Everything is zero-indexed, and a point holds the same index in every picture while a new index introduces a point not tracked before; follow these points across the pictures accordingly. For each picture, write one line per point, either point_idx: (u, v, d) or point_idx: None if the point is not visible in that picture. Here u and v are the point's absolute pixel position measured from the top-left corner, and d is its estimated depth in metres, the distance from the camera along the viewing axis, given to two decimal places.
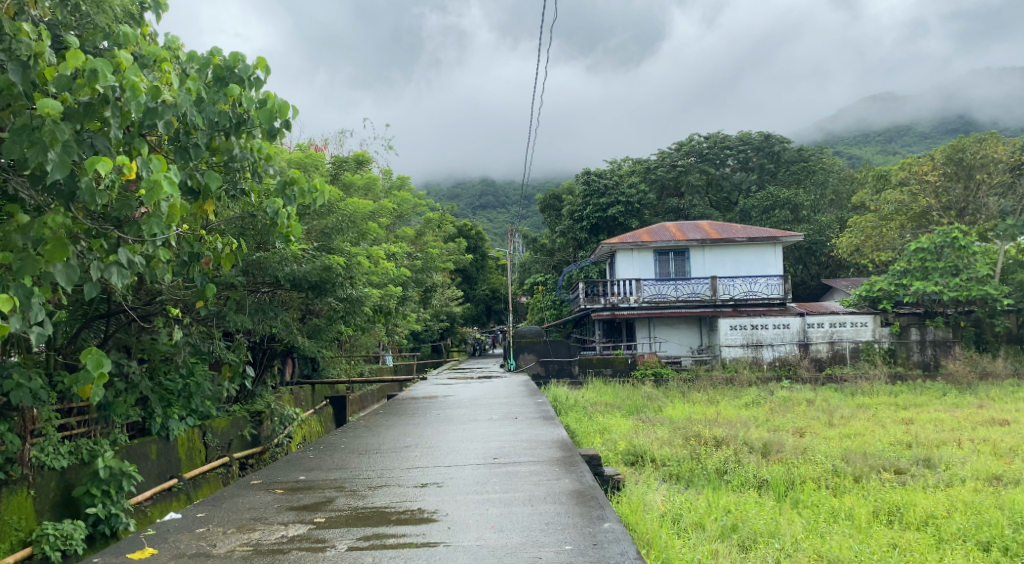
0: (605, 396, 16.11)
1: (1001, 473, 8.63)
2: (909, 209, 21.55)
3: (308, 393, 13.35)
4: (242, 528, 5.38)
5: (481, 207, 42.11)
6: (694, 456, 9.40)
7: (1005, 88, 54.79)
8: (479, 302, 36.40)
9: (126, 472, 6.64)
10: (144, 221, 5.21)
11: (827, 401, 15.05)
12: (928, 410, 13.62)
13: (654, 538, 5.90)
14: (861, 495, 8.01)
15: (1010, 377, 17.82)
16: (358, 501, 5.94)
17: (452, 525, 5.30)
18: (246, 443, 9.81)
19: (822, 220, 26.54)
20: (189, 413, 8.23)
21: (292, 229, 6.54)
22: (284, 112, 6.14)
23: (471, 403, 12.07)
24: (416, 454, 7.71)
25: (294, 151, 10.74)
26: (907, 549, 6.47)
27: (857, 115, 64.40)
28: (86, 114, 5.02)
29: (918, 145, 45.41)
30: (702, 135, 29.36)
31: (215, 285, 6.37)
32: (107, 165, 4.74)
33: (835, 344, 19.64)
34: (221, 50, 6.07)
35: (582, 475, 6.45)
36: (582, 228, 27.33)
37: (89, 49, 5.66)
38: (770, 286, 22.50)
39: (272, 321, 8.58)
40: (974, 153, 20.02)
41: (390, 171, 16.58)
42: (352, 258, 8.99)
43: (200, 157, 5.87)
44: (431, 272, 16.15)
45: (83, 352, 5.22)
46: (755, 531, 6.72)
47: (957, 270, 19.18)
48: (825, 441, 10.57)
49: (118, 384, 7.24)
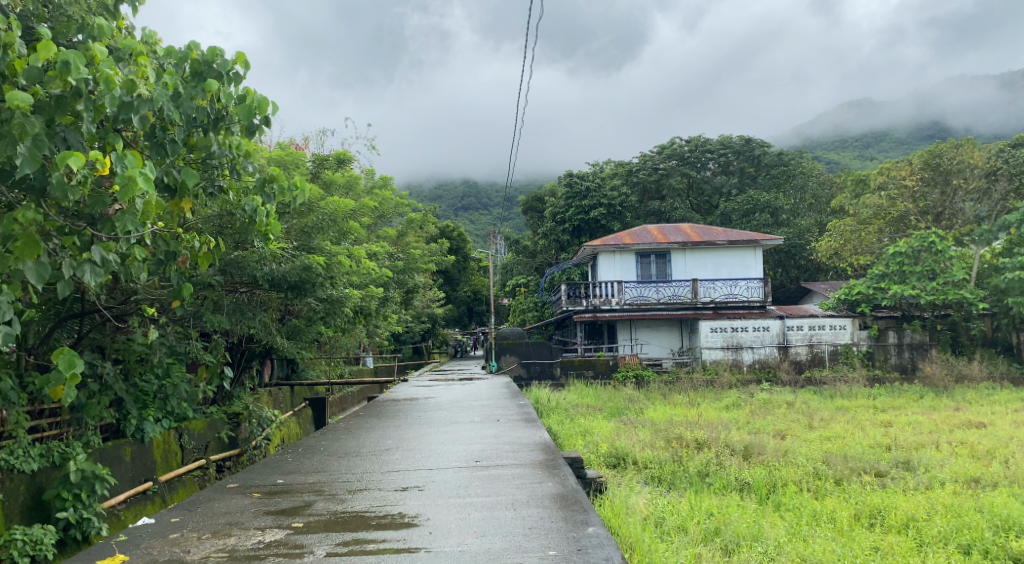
0: (587, 397, 16.09)
1: (979, 476, 8.65)
2: (887, 213, 21.58)
3: (287, 394, 13.20)
4: (218, 533, 5.27)
5: (463, 209, 42.06)
6: (675, 458, 9.36)
7: (978, 96, 55.52)
8: (461, 304, 36.32)
9: (99, 475, 6.55)
10: (118, 218, 5.09)
11: (807, 403, 15.11)
12: (906, 413, 13.70)
13: (637, 541, 5.82)
14: (842, 497, 8.00)
15: (987, 380, 17.91)
16: (337, 505, 5.83)
17: (433, 530, 5.20)
18: (223, 445, 9.66)
19: (801, 223, 26.71)
20: (165, 415, 8.08)
21: (270, 228, 6.42)
22: (263, 109, 6.01)
23: (453, 404, 12.02)
24: (397, 457, 7.59)
25: (274, 149, 10.58)
26: (889, 552, 6.45)
27: (834, 120, 64.97)
28: (58, 107, 4.88)
29: (894, 151, 45.91)
30: (683, 138, 29.36)
31: (192, 285, 6.24)
32: (79, 160, 4.62)
33: (814, 347, 19.70)
34: (199, 44, 5.91)
35: (565, 478, 6.37)
36: (564, 230, 27.30)
37: (61, 41, 5.51)
38: (750, 289, 22.55)
39: (250, 322, 8.43)
40: (950, 158, 20.21)
41: (371, 171, 16.41)
42: (332, 257, 8.83)
43: (177, 153, 5.71)
44: (412, 273, 16.05)
45: (54, 352, 5.11)
46: (738, 534, 6.66)
47: (934, 274, 19.41)
48: (805, 443, 10.60)
49: (91, 385, 7.10)
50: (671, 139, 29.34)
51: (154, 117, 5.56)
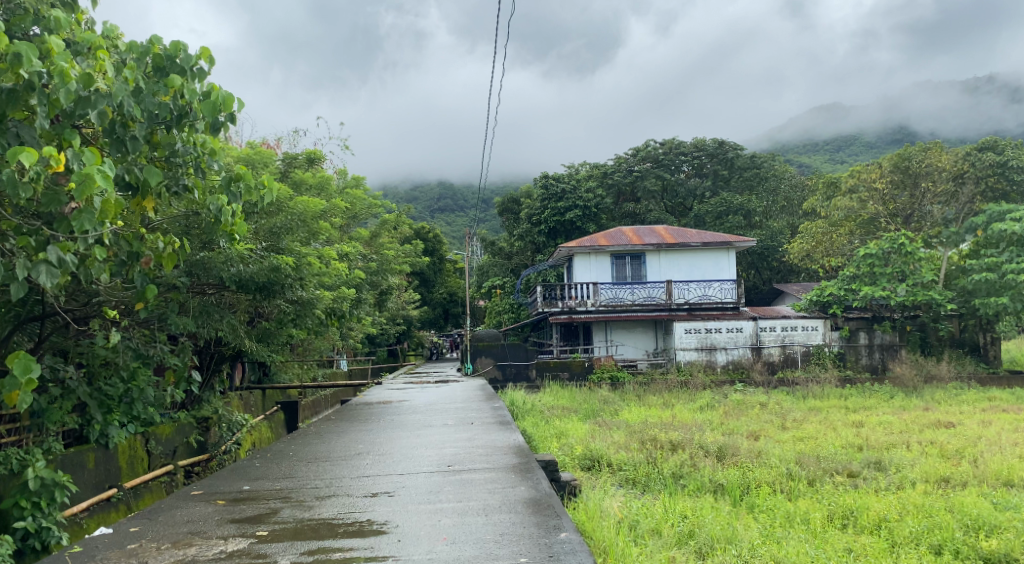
0: (562, 399, 16.02)
1: (949, 476, 8.70)
2: (858, 215, 21.79)
3: (259, 398, 13.01)
4: (178, 543, 5.10)
5: (439, 210, 41.89)
6: (650, 460, 9.30)
7: (942, 100, 56.45)
8: (436, 305, 36.12)
9: (59, 482, 6.28)
10: (76, 217, 4.94)
11: (779, 404, 15.13)
12: (878, 413, 13.80)
13: (611, 545, 5.70)
14: (815, 498, 7.97)
15: (955, 380, 18.08)
16: (303, 512, 5.70)
17: (402, 538, 5.09)
18: (192, 450, 9.51)
19: (774, 226, 26.92)
20: (131, 420, 7.73)
21: (237, 227, 6.28)
22: (228, 105, 5.81)
23: (427, 408, 11.88)
24: (368, 462, 7.47)
25: (242, 147, 10.37)
26: (862, 554, 6.40)
27: (805, 125, 65.57)
28: (9, 101, 4.74)
29: (864, 154, 46.37)
30: (657, 141, 29.37)
31: (156, 287, 6.06)
32: (31, 156, 4.50)
33: (786, 348, 19.84)
34: (161, 38, 5.76)
35: (538, 482, 6.28)
36: (541, 232, 27.27)
37: (16, 34, 5.31)
38: (723, 290, 22.57)
39: (216, 323, 8.28)
40: (919, 161, 20.52)
41: (343, 171, 16.17)
42: (302, 258, 8.60)
43: (138, 150, 5.52)
44: (387, 275, 15.92)
45: (10, 356, 5.05)
46: (712, 536, 6.61)
47: (904, 275, 19.55)
48: (779, 443, 10.63)
49: (53, 390, 6.90)
50: (645, 141, 29.35)
51: (113, 112, 5.39)
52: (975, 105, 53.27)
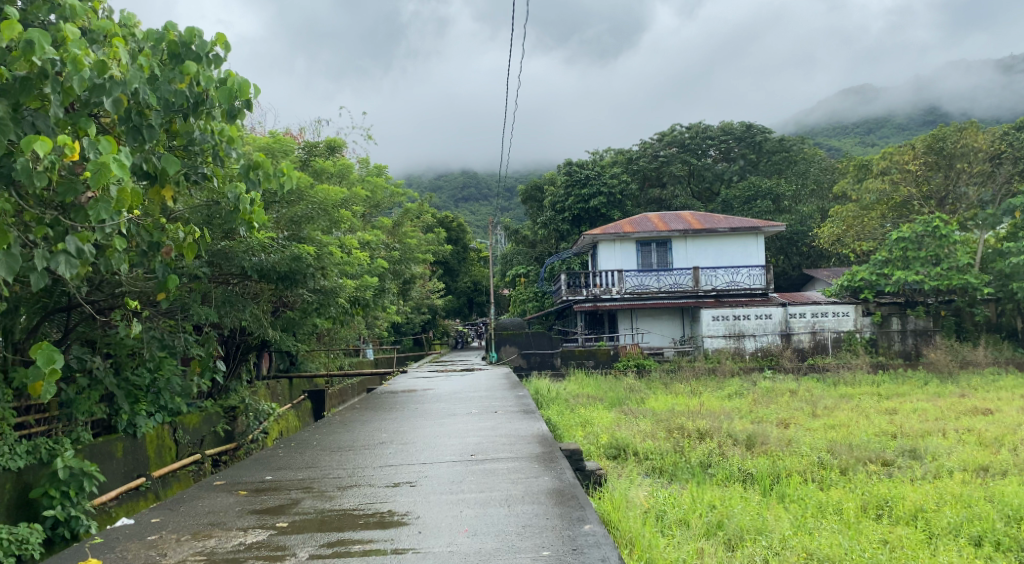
0: (588, 388, 15.90)
1: (988, 464, 8.44)
2: (890, 198, 21.38)
3: (284, 387, 13.08)
4: (198, 534, 5.07)
5: (463, 200, 41.92)
6: (677, 449, 9.16)
7: (975, 80, 55.38)
8: (460, 295, 36.11)
9: (87, 472, 6.30)
10: (92, 206, 4.90)
11: (810, 392, 14.83)
12: (911, 400, 13.51)
13: (637, 536, 5.57)
14: (848, 488, 7.79)
15: (992, 365, 17.68)
16: (324, 503, 5.64)
17: (422, 529, 5.01)
18: (219, 439, 9.49)
19: (803, 210, 26.51)
20: (158, 410, 7.79)
21: (256, 215, 6.19)
22: (244, 92, 5.72)
23: (451, 396, 11.85)
24: (391, 451, 7.41)
25: (261, 137, 10.31)
26: (898, 546, 6.23)
27: (831, 108, 64.63)
28: (23, 89, 4.71)
29: (896, 136, 45.51)
30: (683, 125, 29.01)
31: (178, 277, 6.02)
32: (45, 145, 4.46)
33: (817, 334, 19.51)
34: (176, 25, 5.69)
35: (562, 472, 6.18)
36: (565, 220, 27.02)
37: (34, 22, 5.27)
38: (752, 277, 22.33)
39: (240, 313, 8.12)
40: (954, 142, 19.79)
41: (365, 159, 16.09)
42: (323, 247, 8.59)
43: (155, 139, 5.46)
44: (409, 264, 15.88)
45: (33, 346, 4.96)
46: (742, 527, 6.43)
47: (938, 260, 19.05)
48: (809, 432, 10.42)
49: (80, 380, 6.87)
50: (671, 126, 29.00)
51: (129, 100, 5.33)
52: (1009, 84, 51.98)
